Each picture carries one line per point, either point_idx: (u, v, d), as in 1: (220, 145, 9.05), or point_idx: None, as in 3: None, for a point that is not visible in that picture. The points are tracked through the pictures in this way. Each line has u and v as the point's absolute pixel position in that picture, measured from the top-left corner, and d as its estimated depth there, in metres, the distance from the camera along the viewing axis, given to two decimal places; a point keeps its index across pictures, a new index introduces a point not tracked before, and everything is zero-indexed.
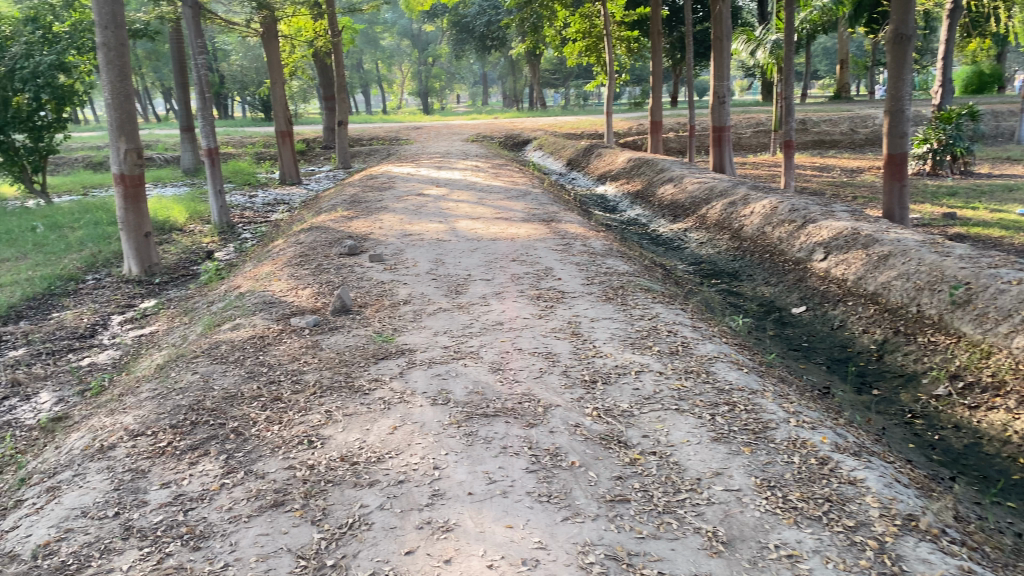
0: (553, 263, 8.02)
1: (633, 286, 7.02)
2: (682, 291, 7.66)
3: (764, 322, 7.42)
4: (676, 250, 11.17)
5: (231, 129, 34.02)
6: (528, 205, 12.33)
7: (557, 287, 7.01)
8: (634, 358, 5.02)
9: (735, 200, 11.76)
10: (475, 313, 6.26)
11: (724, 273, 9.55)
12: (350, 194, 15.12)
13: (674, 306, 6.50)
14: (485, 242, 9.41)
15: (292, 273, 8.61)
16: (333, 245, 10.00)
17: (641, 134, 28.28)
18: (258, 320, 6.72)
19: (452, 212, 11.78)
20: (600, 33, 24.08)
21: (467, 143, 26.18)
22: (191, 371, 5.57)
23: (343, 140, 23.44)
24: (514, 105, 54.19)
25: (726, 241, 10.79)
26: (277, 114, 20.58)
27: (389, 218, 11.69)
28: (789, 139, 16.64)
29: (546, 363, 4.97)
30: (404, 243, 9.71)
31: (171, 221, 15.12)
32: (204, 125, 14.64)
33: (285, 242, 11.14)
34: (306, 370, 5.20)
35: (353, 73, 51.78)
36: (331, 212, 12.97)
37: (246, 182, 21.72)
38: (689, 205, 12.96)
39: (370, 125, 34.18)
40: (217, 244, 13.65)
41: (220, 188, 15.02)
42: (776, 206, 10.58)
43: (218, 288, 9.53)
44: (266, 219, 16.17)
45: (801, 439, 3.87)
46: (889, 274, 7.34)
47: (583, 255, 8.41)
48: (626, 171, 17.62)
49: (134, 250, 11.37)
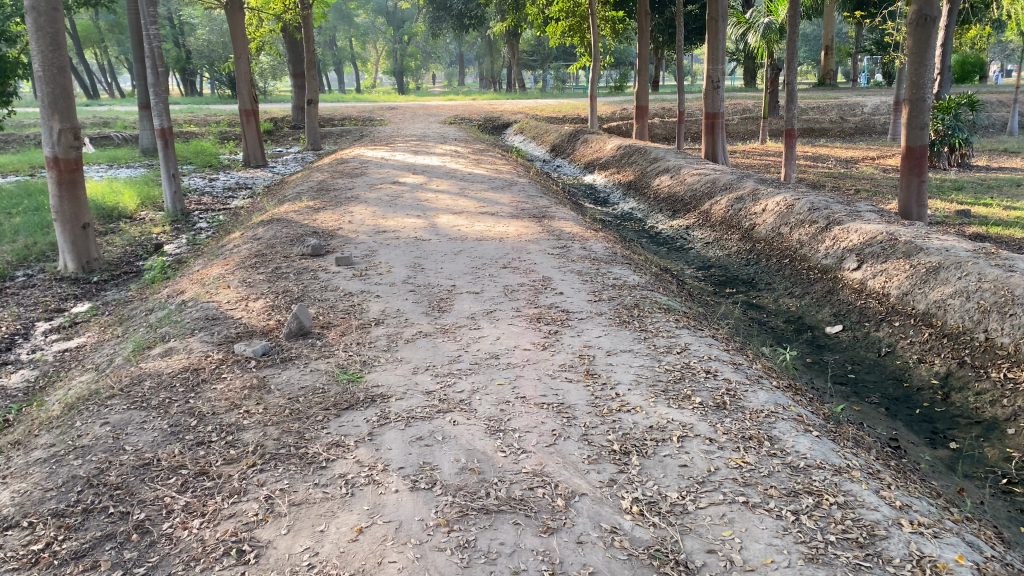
0: (550, 272, 6.88)
1: (649, 304, 5.90)
2: (702, 308, 6.57)
3: (798, 345, 6.36)
4: (679, 251, 10.06)
5: (196, 107, 32.41)
6: (516, 197, 11.17)
7: (559, 304, 5.87)
8: (671, 414, 3.89)
9: (743, 195, 10.68)
10: (464, 341, 5.11)
11: (737, 280, 8.48)
12: (317, 180, 13.84)
13: (705, 331, 5.41)
14: (470, 242, 8.26)
15: (245, 278, 7.38)
16: (295, 242, 8.77)
17: (625, 119, 27.16)
18: (198, 345, 5.50)
19: (430, 204, 10.58)
20: (584, 14, 22.77)
21: (445, 125, 24.90)
22: (101, 419, 4.35)
23: (313, 120, 22.07)
24: (491, 86, 52.89)
25: (736, 243, 9.72)
26: (241, 92, 19.17)
27: (360, 210, 10.46)
28: (789, 128, 15.50)
29: (560, 421, 3.83)
30: (376, 242, 8.51)
31: (120, 208, 13.76)
32: (156, 102, 13.26)
33: (241, 237, 9.86)
34: (246, 427, 4.01)
35: (326, 51, 50.03)
36: (294, 202, 11.71)
37: (208, 164, 20.31)
38: (689, 200, 11.86)
39: (342, 105, 32.69)
40: (168, 235, 12.31)
41: (175, 172, 13.70)
42: (793, 203, 9.50)
43: (162, 292, 8.26)
44: (225, 206, 14.84)
45: (927, 557, 2.78)
46: (943, 291, 6.29)
47: (584, 261, 7.28)
48: (616, 159, 16.48)
49: (70, 244, 9.98)
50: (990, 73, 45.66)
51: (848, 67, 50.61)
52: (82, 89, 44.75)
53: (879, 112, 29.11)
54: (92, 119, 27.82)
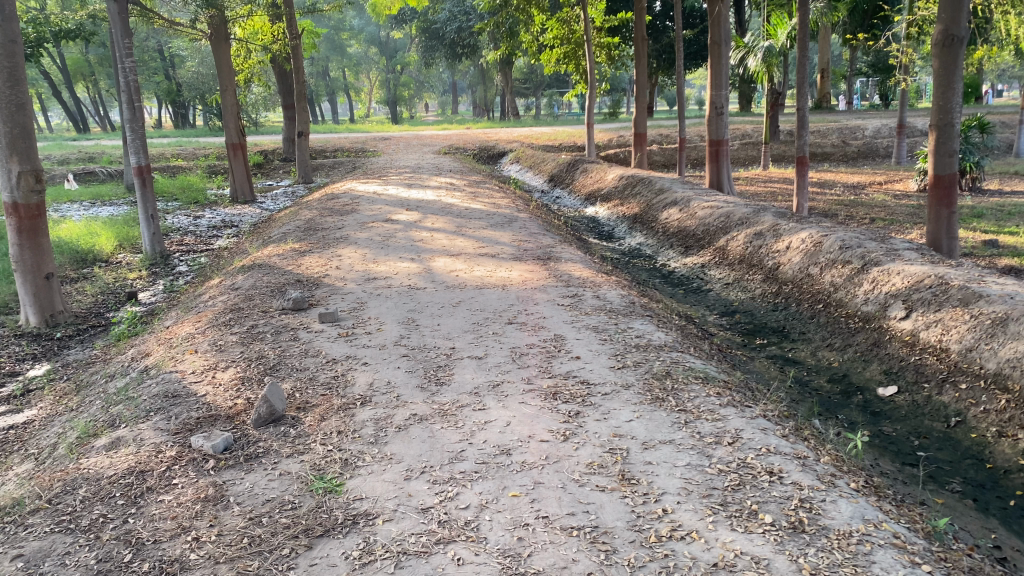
0: (563, 329, 6.03)
1: (681, 372, 5.05)
2: (739, 372, 5.72)
3: (851, 414, 5.52)
4: (698, 292, 9.23)
5: (183, 140, 31.65)
6: (516, 235, 10.37)
7: (577, 373, 5.02)
8: (738, 545, 3.04)
9: (762, 229, 9.89)
10: (468, 429, 4.24)
11: (767, 328, 7.67)
12: (305, 218, 13.00)
13: (753, 408, 4.58)
14: (470, 291, 7.42)
15: (217, 339, 6.52)
16: (276, 293, 7.91)
17: (623, 146, 26.50)
18: (149, 434, 4.61)
19: (425, 245, 9.75)
20: (580, 40, 22.14)
21: (439, 155, 24.14)
22: (13, 549, 3.45)
23: (303, 152, 21.33)
24: (484, 114, 52.39)
25: (760, 284, 8.91)
26: (228, 125, 18.44)
27: (349, 253, 9.62)
28: (801, 155, 14.70)
29: (597, 560, 2.97)
30: (365, 292, 7.65)
31: (95, 251, 12.92)
32: (132, 139, 12.46)
33: (219, 286, 8.99)
34: (192, 569, 3.13)
35: (318, 81, 49.52)
36: (278, 244, 10.87)
37: (193, 200, 19.49)
38: (702, 235, 11.07)
39: (334, 135, 31.96)
40: (144, 281, 11.44)
41: (153, 212, 12.87)
42: (821, 240, 8.69)
43: (126, 353, 7.37)
44: (207, 246, 14.00)
45: None
46: (1016, 348, 5.45)
47: (600, 314, 6.44)
48: (619, 190, 15.71)
49: (32, 297, 9.09)
50: (985, 94, 45.45)
51: (843, 90, 50.20)
52: (70, 123, 44.11)
53: (881, 135, 28.52)
54: (76, 154, 27.02)
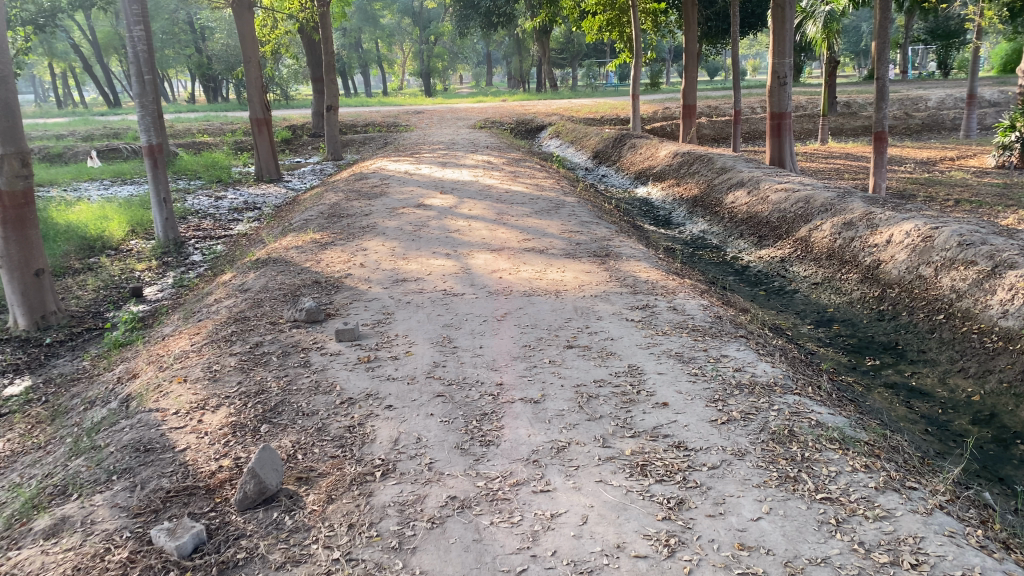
0: (638, 359, 4.79)
1: (807, 433, 3.78)
2: (870, 420, 4.44)
3: (1018, 475, 4.22)
4: (782, 294, 7.90)
5: (212, 115, 30.70)
6: (566, 225, 9.11)
7: (667, 433, 3.79)
8: None
9: (852, 218, 8.52)
10: (528, 528, 3.03)
11: (876, 345, 6.35)
12: (330, 202, 11.86)
13: (922, 492, 3.31)
14: (518, 299, 6.19)
15: (213, 361, 5.37)
16: (289, 299, 6.74)
17: (668, 119, 24.96)
18: (102, 516, 3.46)
19: (461, 238, 8.55)
20: (625, 6, 20.58)
21: (475, 130, 22.86)
22: None
23: (332, 127, 20.19)
24: (520, 86, 50.83)
25: (856, 286, 7.57)
26: (252, 99, 17.32)
27: (375, 247, 8.43)
28: (880, 130, 13.08)
29: None
30: (392, 298, 6.46)
31: (104, 238, 11.91)
32: (142, 116, 11.30)
33: (227, 286, 7.87)
34: None
35: (350, 53, 48.13)
36: (298, 233, 9.72)
37: (217, 179, 18.50)
38: (777, 223, 9.72)
39: (364, 109, 30.70)
40: (153, 274, 10.41)
41: (165, 196, 11.80)
42: (931, 234, 7.28)
43: (114, 372, 6.27)
44: (226, 232, 12.96)
45: None
46: None
47: (682, 336, 5.18)
48: (674, 168, 14.34)
49: (19, 296, 8.00)
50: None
51: (897, 58, 47.65)
52: (102, 98, 43.39)
53: (945, 107, 26.69)
54: (102, 130, 26.17)
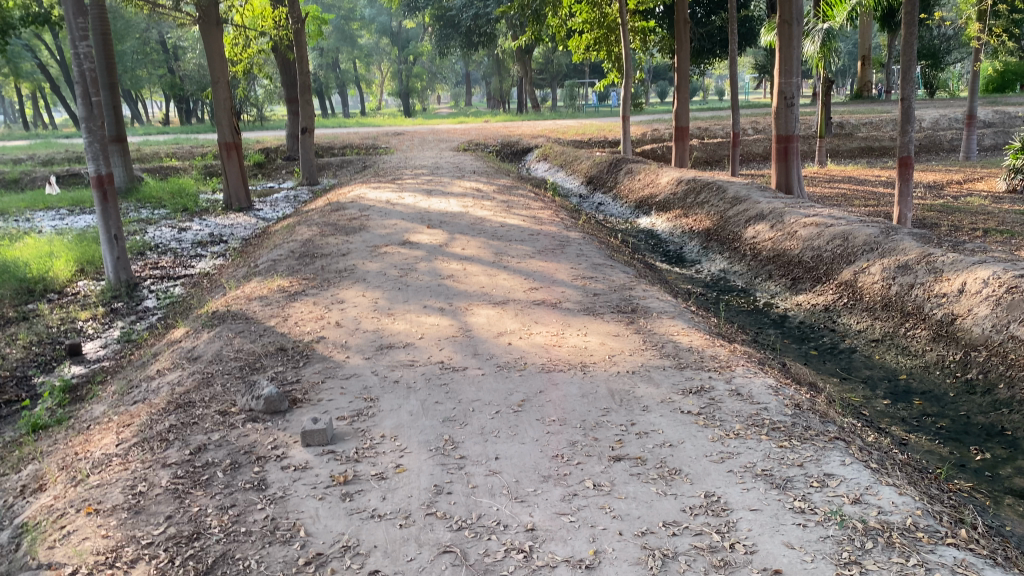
0: (715, 483, 3.51)
1: None
2: None
3: None
4: (838, 354, 6.69)
5: (182, 137, 29.23)
6: (575, 269, 7.86)
7: None
8: None
9: (908, 260, 7.33)
10: None
11: (976, 428, 5.14)
12: (303, 237, 10.58)
13: None
14: (534, 378, 4.90)
15: (136, 481, 3.99)
16: (247, 376, 5.40)
17: (660, 141, 23.94)
18: None
19: (455, 286, 7.29)
20: (614, 24, 19.36)
21: (460, 153, 21.63)
22: None
23: (308, 152, 18.93)
24: (500, 106, 49.80)
25: (929, 346, 6.37)
26: (220, 121, 15.96)
27: (354, 298, 7.12)
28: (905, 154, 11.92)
29: None
30: (377, 375, 5.15)
31: (47, 280, 10.47)
32: (87, 142, 9.81)
33: (176, 349, 6.53)
34: None
35: (327, 73, 46.87)
36: (263, 279, 8.37)
37: (182, 207, 17.12)
38: (813, 263, 8.54)
39: (343, 131, 29.43)
40: (97, 324, 9.04)
41: (115, 234, 10.35)
42: (1017, 283, 6.11)
43: (19, 475, 4.89)
44: (186, 270, 11.58)
45: None
46: None
47: (763, 441, 3.91)
48: (679, 197, 13.16)
49: None
50: None
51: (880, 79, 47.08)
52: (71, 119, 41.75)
53: (941, 127, 25.92)
54: (64, 154, 24.66)
